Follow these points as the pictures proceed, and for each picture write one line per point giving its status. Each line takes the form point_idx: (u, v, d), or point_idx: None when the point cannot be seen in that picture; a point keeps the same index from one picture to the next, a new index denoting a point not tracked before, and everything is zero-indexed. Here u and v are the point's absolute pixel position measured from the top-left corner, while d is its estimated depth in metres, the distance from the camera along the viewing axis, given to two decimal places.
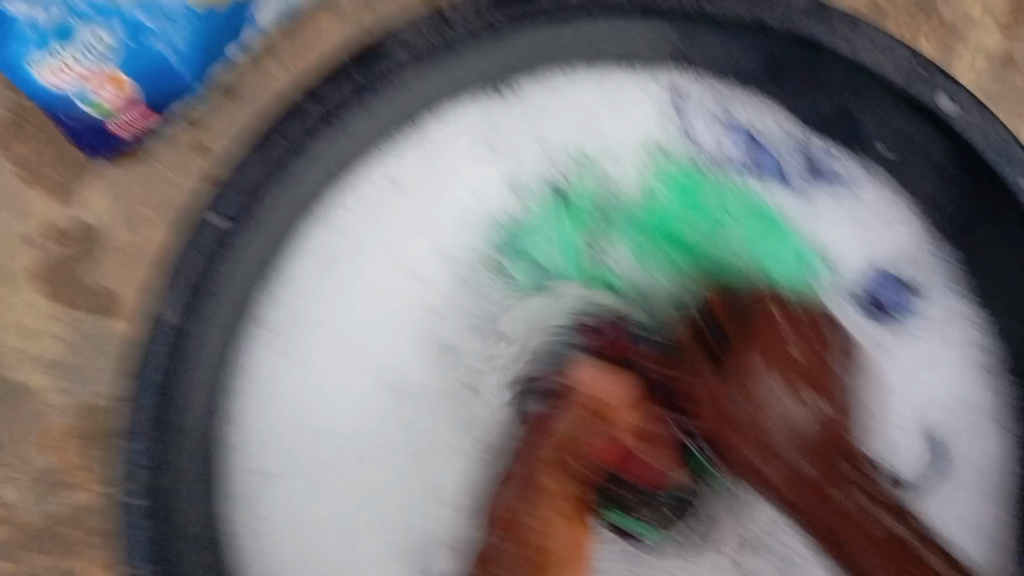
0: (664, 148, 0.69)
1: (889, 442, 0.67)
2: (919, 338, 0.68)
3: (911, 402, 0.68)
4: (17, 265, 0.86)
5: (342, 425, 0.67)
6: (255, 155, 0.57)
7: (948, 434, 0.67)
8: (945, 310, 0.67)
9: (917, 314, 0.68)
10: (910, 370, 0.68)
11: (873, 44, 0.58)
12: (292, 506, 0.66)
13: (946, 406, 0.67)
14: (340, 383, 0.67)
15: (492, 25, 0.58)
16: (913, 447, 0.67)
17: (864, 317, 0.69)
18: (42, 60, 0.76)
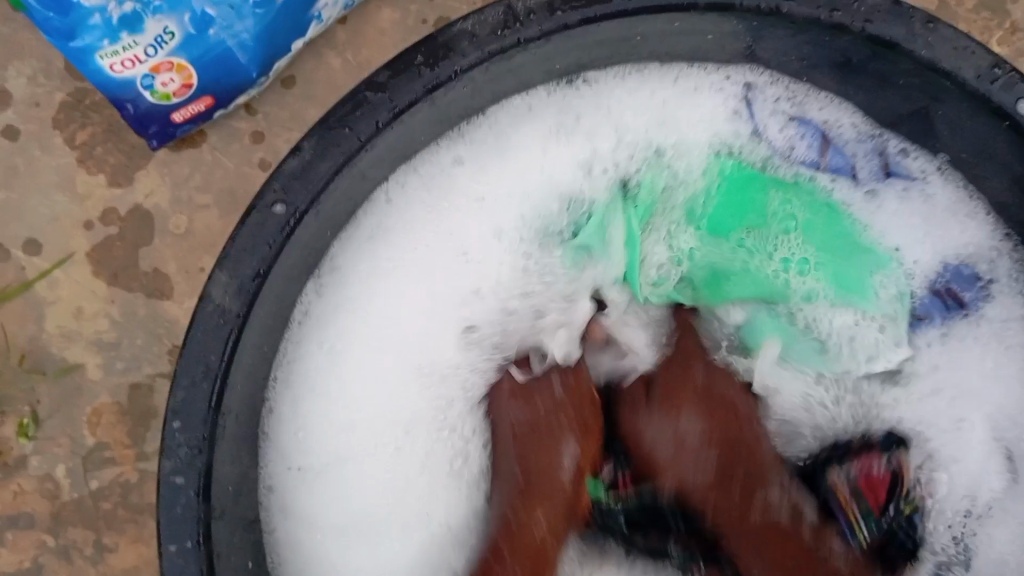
0: (733, 144, 0.67)
1: (966, 453, 0.64)
2: (994, 338, 0.64)
3: (988, 412, 0.64)
4: (75, 244, 0.87)
5: (387, 410, 0.66)
6: (316, 142, 0.56)
7: (1016, 455, 0.63)
8: (1015, 307, 0.64)
9: (991, 312, 0.65)
10: (984, 374, 0.65)
11: (953, 48, 0.56)
12: (327, 485, 0.65)
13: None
14: (386, 366, 0.67)
15: (560, 17, 0.57)
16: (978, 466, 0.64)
17: (938, 314, 0.66)
18: (110, 52, 0.73)
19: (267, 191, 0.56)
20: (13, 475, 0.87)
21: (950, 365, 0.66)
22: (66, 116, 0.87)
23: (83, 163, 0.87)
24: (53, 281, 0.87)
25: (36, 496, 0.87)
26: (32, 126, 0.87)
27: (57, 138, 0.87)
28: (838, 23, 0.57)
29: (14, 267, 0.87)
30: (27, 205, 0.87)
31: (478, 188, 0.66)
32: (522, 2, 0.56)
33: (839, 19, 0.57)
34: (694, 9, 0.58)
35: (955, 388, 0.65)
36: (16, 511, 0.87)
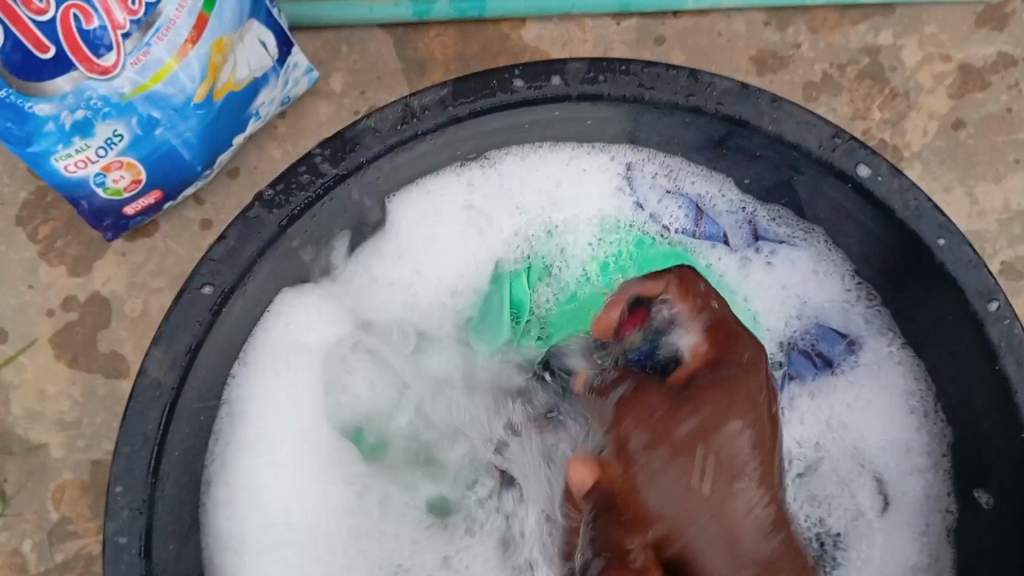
0: (619, 217, 0.75)
1: (832, 492, 0.72)
2: (863, 387, 0.72)
3: (852, 447, 0.72)
4: (38, 331, 0.94)
5: (322, 489, 0.72)
6: (239, 230, 0.63)
7: (896, 495, 0.70)
8: (879, 356, 0.72)
9: (858, 363, 0.72)
10: (855, 415, 0.72)
11: (795, 123, 0.64)
12: (274, 555, 0.70)
13: (885, 452, 0.71)
14: (307, 455, 0.72)
15: (451, 111, 0.65)
16: (862, 492, 0.71)
17: (810, 372, 0.73)
18: (64, 154, 0.80)
19: (196, 276, 0.63)
20: None
21: (807, 411, 0.73)
22: (29, 213, 0.94)
23: (45, 255, 0.94)
24: (18, 366, 0.94)
25: (5, 571, 0.92)
26: None
27: (20, 233, 0.94)
28: (692, 106, 0.65)
29: None
30: None
31: (391, 277, 0.75)
32: (418, 100, 0.64)
33: (692, 102, 0.65)
34: (568, 100, 0.65)
35: (838, 426, 0.72)
36: None
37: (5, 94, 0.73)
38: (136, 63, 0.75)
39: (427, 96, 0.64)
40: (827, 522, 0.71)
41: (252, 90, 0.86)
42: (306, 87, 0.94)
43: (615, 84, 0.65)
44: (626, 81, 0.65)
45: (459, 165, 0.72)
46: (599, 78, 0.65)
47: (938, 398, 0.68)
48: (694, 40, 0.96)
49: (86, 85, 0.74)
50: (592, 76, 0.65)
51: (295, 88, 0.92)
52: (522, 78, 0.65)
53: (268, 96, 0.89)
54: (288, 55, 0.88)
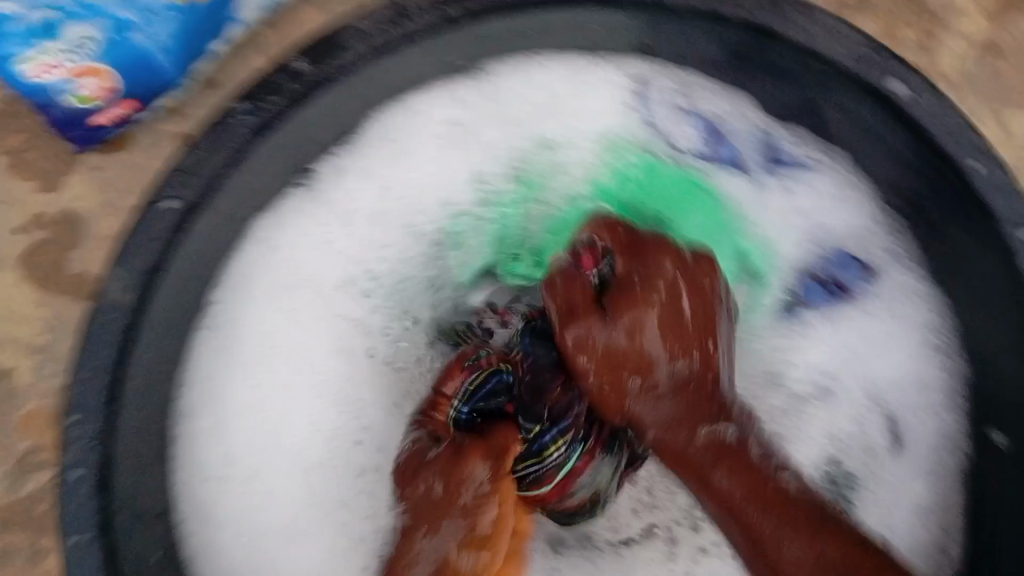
0: (626, 137, 0.70)
1: (843, 431, 0.68)
2: (882, 320, 0.67)
3: (863, 389, 0.67)
4: (6, 249, 0.88)
5: (287, 440, 0.67)
6: (207, 139, 0.57)
7: (915, 439, 0.65)
8: (902, 289, 0.66)
9: (876, 297, 0.67)
10: (871, 349, 0.67)
11: (829, 31, 0.58)
12: (248, 496, 0.66)
13: (907, 397, 0.66)
14: (284, 373, 0.68)
15: (443, 11, 0.58)
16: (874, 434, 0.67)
17: (821, 304, 0.69)
18: (29, 58, 0.75)
19: (160, 190, 0.58)
20: None
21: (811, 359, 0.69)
22: None
23: (13, 168, 0.88)
24: None
25: None
26: None
27: None
28: (714, 12, 0.59)
29: None
30: None
31: (360, 211, 0.69)
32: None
33: (714, 8, 0.59)
34: (574, 4, 0.60)
35: (852, 360, 0.68)
36: None
37: None
38: None
39: None
40: (838, 462, 0.67)
41: None
42: None
43: None
44: None
45: (446, 82, 0.66)
46: None
47: (964, 340, 0.63)
48: None
49: None
50: None
51: None
52: None
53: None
54: None
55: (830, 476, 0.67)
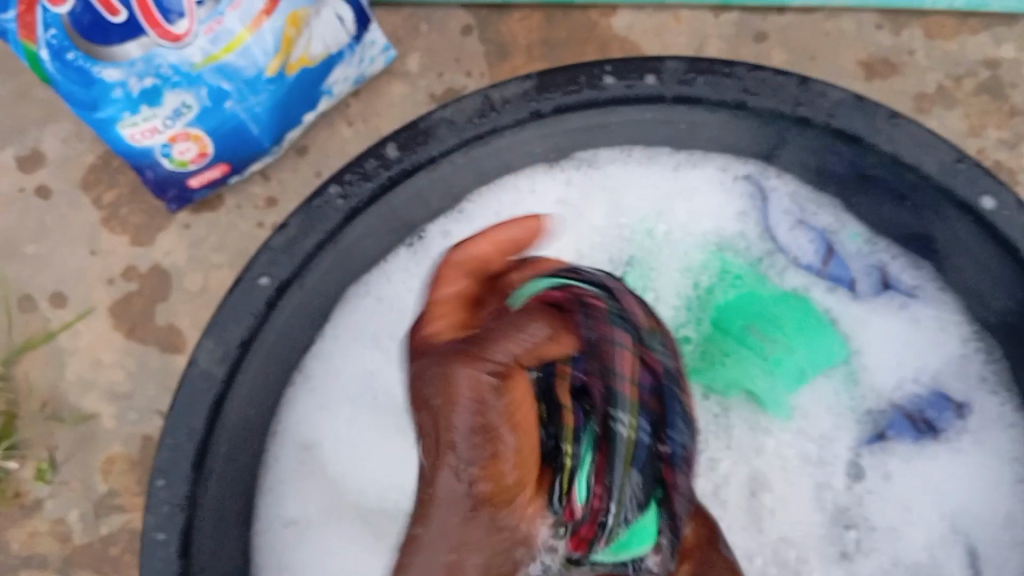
0: (736, 245, 0.70)
1: (916, 557, 0.65)
2: (967, 452, 0.65)
3: (942, 512, 0.65)
4: (97, 299, 0.92)
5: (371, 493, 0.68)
6: (301, 220, 0.60)
7: (988, 557, 0.64)
8: (991, 418, 0.65)
9: (967, 430, 0.65)
10: (956, 483, 0.65)
11: (915, 143, 0.58)
12: (309, 548, 0.66)
13: (986, 524, 0.64)
14: (368, 435, 0.69)
15: (533, 106, 0.60)
16: (955, 561, 0.65)
17: (910, 437, 0.67)
18: (131, 123, 0.77)
19: (254, 266, 0.60)
20: (28, 518, 0.90)
21: (879, 497, 0.67)
22: (94, 179, 0.94)
23: (107, 221, 0.93)
24: (74, 332, 0.92)
25: (49, 538, 0.90)
26: (62, 185, 0.94)
27: (86, 198, 0.93)
28: (801, 115, 0.59)
29: (40, 318, 0.93)
30: (53, 258, 0.93)
31: None
32: (499, 92, 0.60)
33: (802, 111, 0.59)
34: (661, 101, 0.61)
35: (936, 478, 0.66)
36: (30, 551, 0.90)
37: (73, 57, 0.70)
38: (209, 31, 0.72)
39: (510, 88, 0.60)
40: None
41: (327, 65, 0.83)
42: (382, 67, 0.90)
43: (713, 86, 0.60)
44: (725, 80, 0.60)
45: (555, 163, 0.69)
46: (697, 80, 0.60)
47: None
48: (797, 39, 0.89)
49: (155, 52, 0.71)
50: (689, 75, 0.60)
51: (369, 68, 0.88)
52: (613, 75, 0.60)
53: (342, 72, 0.86)
54: (366, 32, 0.85)
55: None
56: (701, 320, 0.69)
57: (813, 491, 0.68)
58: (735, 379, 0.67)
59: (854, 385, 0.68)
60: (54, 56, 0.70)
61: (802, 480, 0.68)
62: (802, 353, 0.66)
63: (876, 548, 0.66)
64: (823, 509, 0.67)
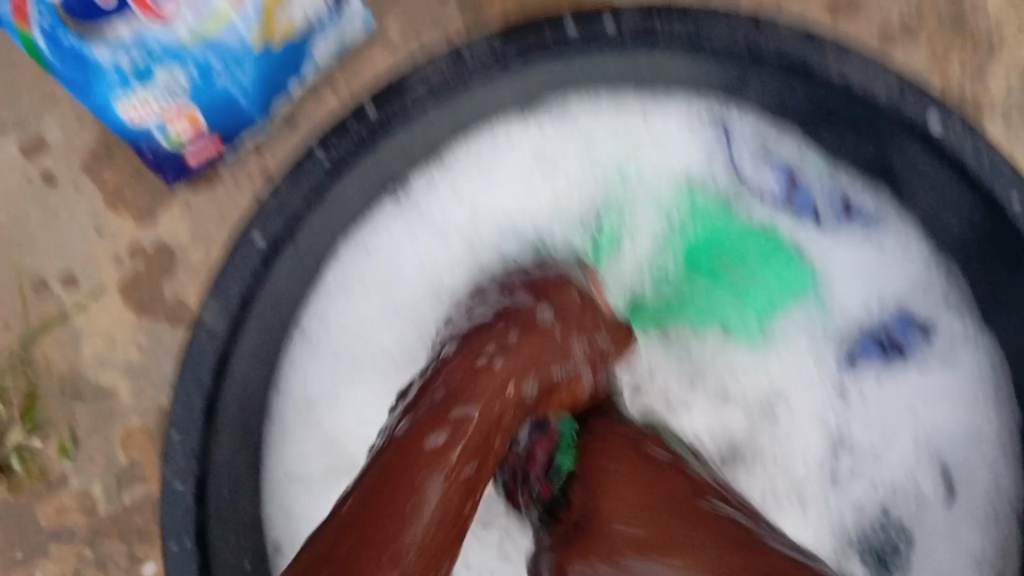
0: (706, 183, 0.74)
1: (894, 478, 0.70)
2: (935, 372, 0.70)
3: (917, 435, 0.70)
4: (106, 279, 0.97)
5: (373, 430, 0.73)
6: (290, 181, 0.64)
7: (960, 473, 0.68)
8: (957, 338, 0.69)
9: (932, 349, 0.70)
10: (928, 404, 0.70)
11: (866, 72, 0.61)
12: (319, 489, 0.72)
13: (957, 443, 0.68)
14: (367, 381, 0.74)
15: (502, 58, 0.63)
16: (930, 479, 0.69)
17: (878, 358, 0.71)
18: (127, 103, 0.81)
19: (249, 227, 0.64)
20: (55, 492, 0.95)
21: (862, 421, 0.71)
22: (95, 162, 0.97)
23: (111, 203, 0.97)
24: (87, 312, 0.97)
25: (76, 512, 0.95)
26: (65, 170, 0.97)
27: (89, 182, 0.97)
28: (756, 49, 0.62)
29: (54, 301, 0.97)
30: (60, 241, 0.97)
31: (452, 222, 0.74)
32: (469, 49, 0.63)
33: (756, 44, 0.62)
34: (623, 46, 0.64)
35: (908, 399, 0.70)
36: (59, 525, 0.95)
37: (66, 41, 0.74)
38: (193, 7, 0.73)
39: (478, 45, 0.63)
40: (890, 509, 0.70)
41: (310, 36, 0.86)
42: (363, 32, 0.93)
43: (671, 27, 0.63)
44: (682, 23, 0.63)
45: (527, 113, 0.71)
46: (655, 24, 0.63)
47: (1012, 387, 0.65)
48: None
49: (145, 36, 0.74)
50: (648, 18, 0.63)
51: (351, 33, 0.91)
52: (574, 24, 0.63)
53: (325, 40, 0.89)
54: (346, 5, 0.88)
55: (881, 515, 0.70)
56: (677, 258, 0.74)
57: (792, 414, 0.71)
58: (710, 310, 0.73)
59: (823, 309, 0.72)
60: (50, 41, 0.74)
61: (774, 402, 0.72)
62: (771, 286, 0.72)
63: (861, 471, 0.70)
64: (805, 437, 0.71)
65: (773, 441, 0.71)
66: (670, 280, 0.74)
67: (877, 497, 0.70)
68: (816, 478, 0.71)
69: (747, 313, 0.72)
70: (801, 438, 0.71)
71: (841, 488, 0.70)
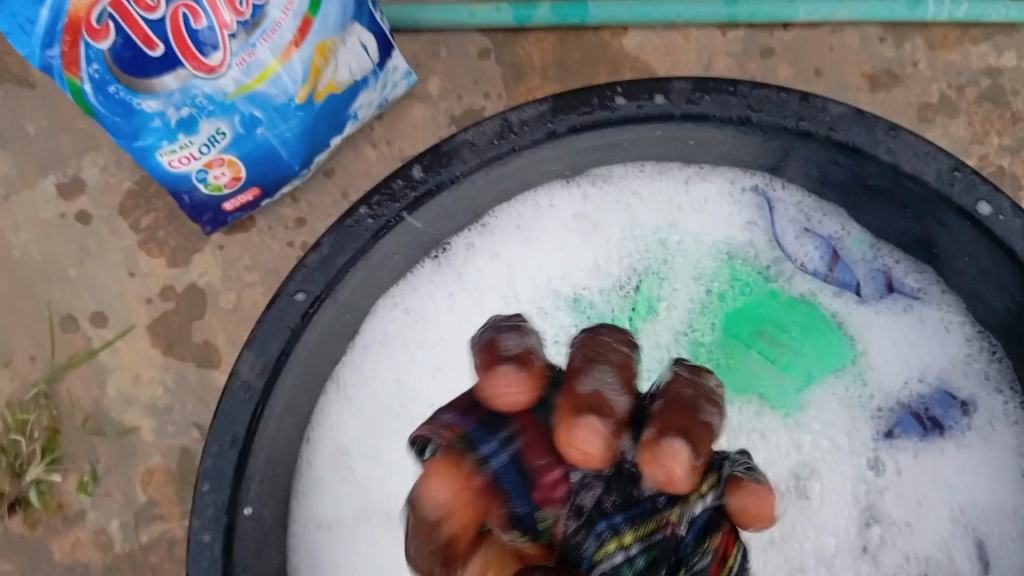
0: (744, 252, 0.74)
1: (929, 552, 0.67)
2: (974, 448, 0.68)
3: (952, 508, 0.67)
4: (136, 317, 0.97)
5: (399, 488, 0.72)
6: (334, 238, 0.64)
7: (997, 552, 0.65)
8: (996, 415, 0.67)
9: (971, 427, 0.68)
10: (965, 479, 0.67)
11: (914, 154, 0.61)
12: (340, 548, 0.70)
13: (991, 518, 0.66)
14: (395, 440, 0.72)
15: (549, 126, 0.64)
16: (966, 558, 0.66)
17: (916, 434, 0.69)
18: (169, 150, 0.81)
19: (289, 284, 0.64)
20: (70, 529, 0.94)
21: (894, 492, 0.68)
22: (131, 203, 0.98)
23: (144, 243, 0.98)
24: (115, 349, 0.97)
25: (91, 549, 0.94)
26: (101, 209, 0.98)
27: (124, 222, 0.98)
28: (805, 129, 0.62)
29: (82, 337, 0.97)
30: (92, 279, 0.98)
31: (489, 283, 0.74)
32: (517, 114, 0.64)
33: (805, 125, 0.62)
34: (672, 119, 0.64)
35: (944, 472, 0.68)
36: (72, 561, 0.93)
37: (115, 89, 0.74)
38: (242, 61, 0.76)
39: (527, 111, 0.64)
40: None
41: (353, 89, 0.87)
42: (405, 90, 0.94)
43: (722, 104, 0.63)
44: (732, 99, 0.63)
45: (568, 179, 0.72)
46: (705, 98, 0.63)
47: None
48: (803, 53, 0.93)
49: (192, 83, 0.75)
50: (698, 94, 0.63)
51: (393, 91, 0.92)
52: (624, 94, 0.63)
53: (368, 96, 0.90)
54: (389, 58, 0.89)
55: None
56: (713, 325, 0.73)
57: (825, 486, 0.69)
58: (748, 382, 0.72)
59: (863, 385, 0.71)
60: (98, 89, 0.73)
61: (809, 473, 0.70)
62: (809, 355, 0.71)
63: (891, 543, 0.67)
64: (838, 505, 0.69)
65: (803, 515, 0.69)
66: (706, 346, 0.73)
67: (911, 572, 0.66)
68: (850, 547, 0.68)
69: (784, 384, 0.71)
70: (831, 508, 0.69)
71: (876, 561, 0.67)
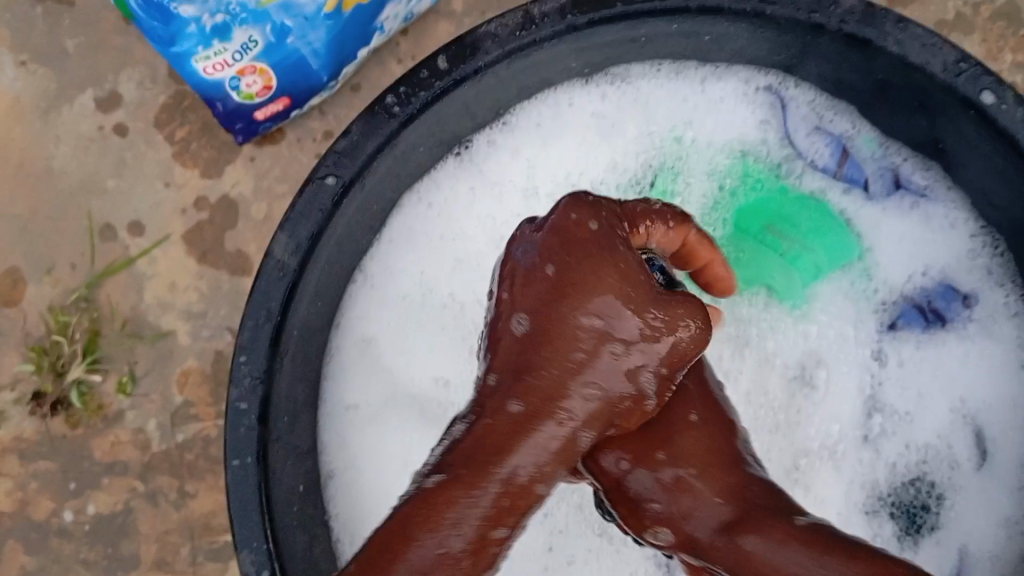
0: (757, 150, 0.77)
1: (927, 440, 0.71)
2: (974, 340, 0.71)
3: (952, 398, 0.71)
4: (171, 227, 1.01)
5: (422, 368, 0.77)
6: (363, 125, 0.66)
7: (993, 438, 0.70)
8: (996, 310, 0.71)
9: (972, 318, 0.72)
10: (965, 371, 0.71)
11: (922, 46, 0.63)
12: (366, 422, 0.75)
13: (992, 408, 0.70)
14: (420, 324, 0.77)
15: (570, 19, 0.66)
16: (963, 445, 0.70)
17: (919, 326, 0.73)
18: (204, 57, 0.84)
19: (320, 168, 0.66)
20: (111, 428, 0.99)
21: (895, 381, 0.73)
22: (166, 117, 1.02)
23: (179, 156, 1.01)
24: (151, 258, 1.01)
25: (130, 447, 0.99)
26: (138, 123, 1.02)
27: (159, 135, 1.02)
28: (816, 22, 0.65)
29: (120, 246, 1.01)
30: (130, 190, 1.02)
31: (509, 177, 0.77)
32: (539, 7, 0.66)
33: (816, 18, 0.64)
34: (687, 12, 0.66)
35: (945, 362, 0.72)
36: (112, 458, 0.99)
37: None
38: None
39: (549, 3, 0.66)
40: (922, 470, 0.71)
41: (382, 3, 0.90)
42: (429, 5, 0.97)
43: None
44: None
45: (587, 78, 0.75)
46: None
47: None
48: None
49: None
50: None
51: (419, 5, 0.95)
52: None
53: (394, 11, 0.93)
54: None
55: (911, 478, 0.71)
56: (725, 220, 0.77)
57: (828, 375, 0.73)
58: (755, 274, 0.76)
59: (867, 276, 0.75)
60: None
61: (817, 360, 0.74)
62: (817, 250, 0.75)
63: (890, 433, 0.72)
64: (839, 390, 0.73)
65: (806, 403, 0.73)
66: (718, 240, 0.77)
67: (910, 458, 0.71)
68: (850, 434, 0.72)
69: (791, 276, 0.75)
70: (832, 395, 0.73)
71: (877, 447, 0.72)
